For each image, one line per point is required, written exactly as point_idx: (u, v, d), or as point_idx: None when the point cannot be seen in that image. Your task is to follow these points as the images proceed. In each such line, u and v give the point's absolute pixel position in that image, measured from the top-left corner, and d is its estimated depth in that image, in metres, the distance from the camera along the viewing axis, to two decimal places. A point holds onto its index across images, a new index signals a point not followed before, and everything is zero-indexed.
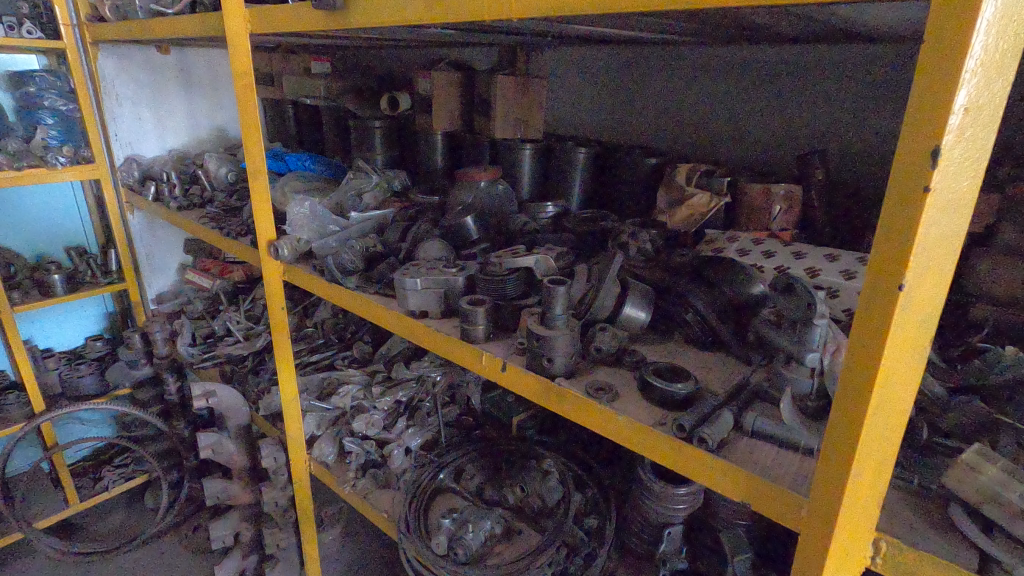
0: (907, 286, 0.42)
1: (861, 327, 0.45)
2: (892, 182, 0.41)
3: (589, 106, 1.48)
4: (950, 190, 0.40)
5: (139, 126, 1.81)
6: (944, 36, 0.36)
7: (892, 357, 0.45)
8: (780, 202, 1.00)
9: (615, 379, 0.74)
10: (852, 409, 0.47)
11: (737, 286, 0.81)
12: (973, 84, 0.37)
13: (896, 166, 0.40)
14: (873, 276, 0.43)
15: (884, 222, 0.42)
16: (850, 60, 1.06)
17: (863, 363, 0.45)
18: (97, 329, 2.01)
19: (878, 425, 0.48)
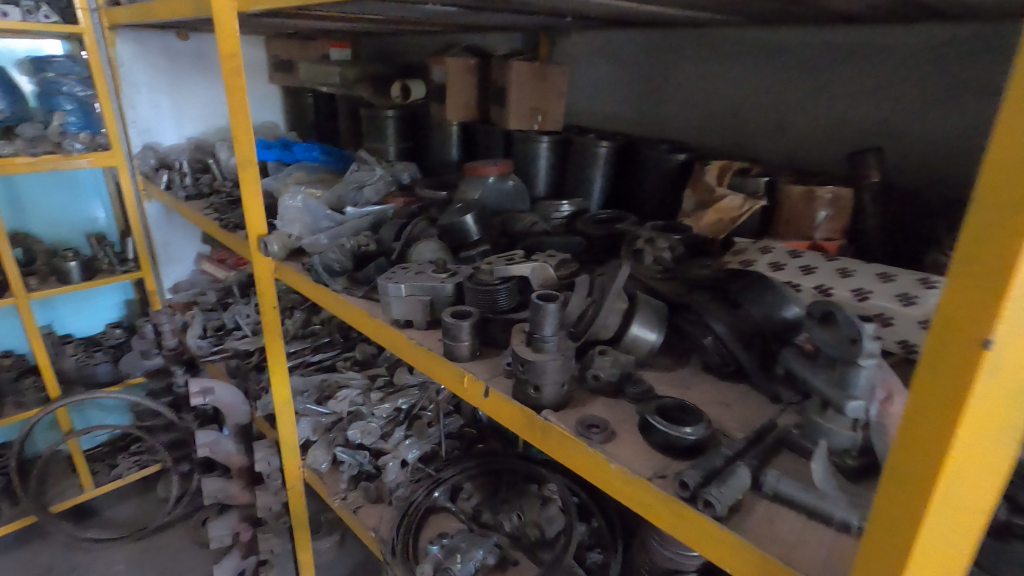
0: (999, 345, 0.30)
1: (924, 392, 0.33)
2: (982, 196, 0.29)
3: (615, 96, 1.35)
4: None
5: (157, 114, 1.80)
6: None
7: (971, 437, 0.32)
8: (824, 207, 0.86)
9: (613, 414, 0.63)
10: (907, 498, 0.35)
11: (767, 307, 0.68)
12: None
13: (986, 173, 0.29)
14: (946, 323, 0.31)
15: (965, 251, 0.30)
16: (917, 43, 0.90)
17: (924, 440, 0.33)
18: (116, 316, 2.01)
19: (948, 521, 0.35)
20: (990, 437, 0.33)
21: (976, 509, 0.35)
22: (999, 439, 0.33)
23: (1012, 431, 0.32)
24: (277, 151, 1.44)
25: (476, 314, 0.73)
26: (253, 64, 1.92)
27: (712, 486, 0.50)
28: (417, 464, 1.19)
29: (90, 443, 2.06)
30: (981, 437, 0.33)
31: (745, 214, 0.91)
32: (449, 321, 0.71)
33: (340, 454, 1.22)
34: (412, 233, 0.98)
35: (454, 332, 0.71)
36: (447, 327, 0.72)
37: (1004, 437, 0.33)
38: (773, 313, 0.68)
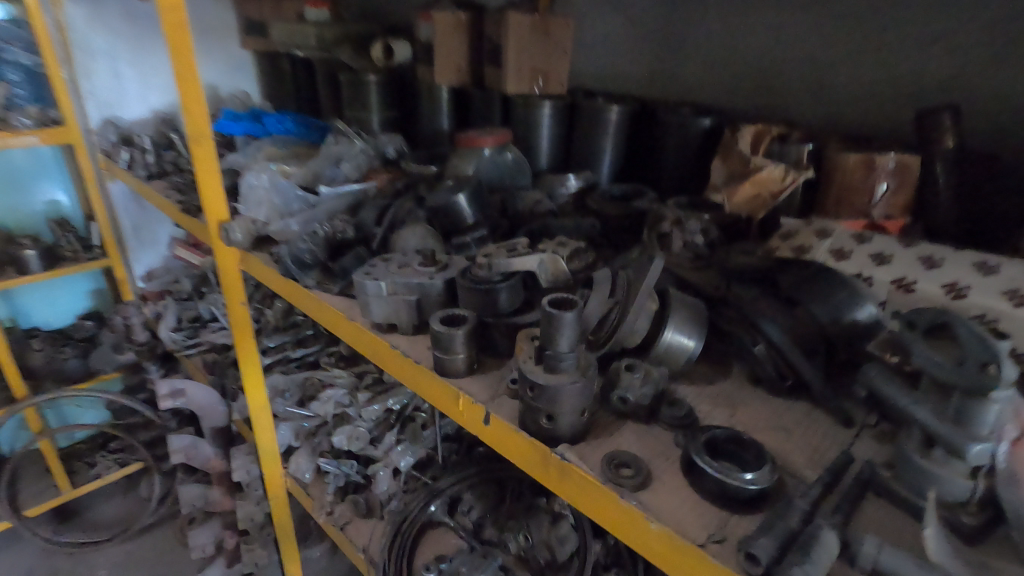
0: None
1: None
2: None
3: (628, 54, 1.18)
4: None
5: (118, 84, 1.64)
6: None
7: None
8: (886, 179, 0.72)
9: (648, 449, 0.50)
10: None
11: (833, 308, 0.55)
12: None
13: None
14: None
15: None
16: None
17: None
18: (86, 306, 1.86)
19: None
20: None
21: None
22: None
23: None
24: (247, 124, 1.27)
25: (475, 318, 0.59)
26: (222, 27, 1.72)
27: (793, 563, 0.37)
28: (412, 472, 1.07)
29: (67, 440, 1.94)
30: None
31: (787, 188, 0.77)
32: (441, 329, 0.58)
33: (324, 465, 1.09)
34: (397, 216, 0.84)
35: (445, 341, 0.58)
36: (436, 335, 0.58)
37: None
38: (842, 314, 0.55)
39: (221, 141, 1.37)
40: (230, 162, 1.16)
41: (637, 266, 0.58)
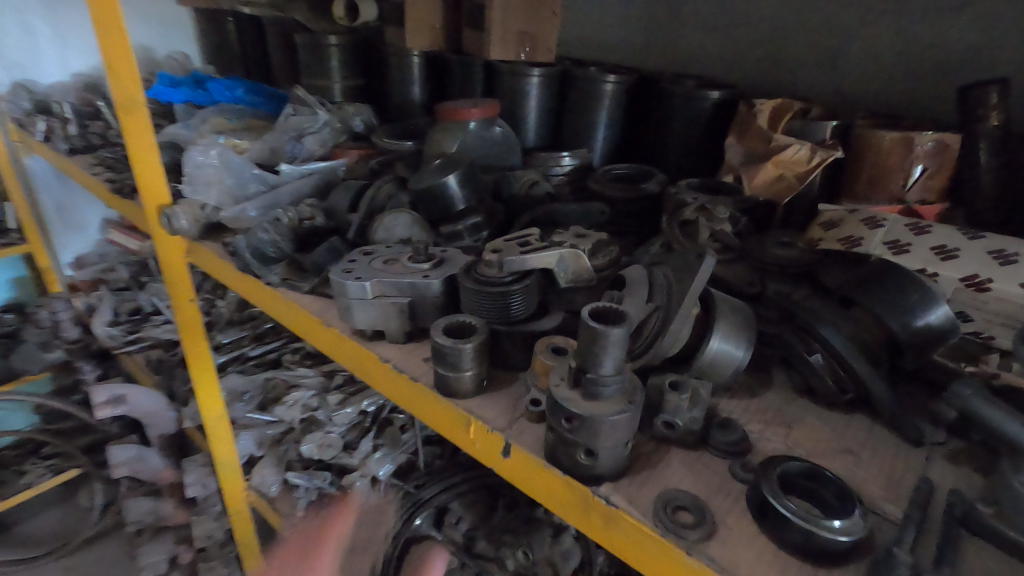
0: None
1: None
2: None
3: (618, 19, 1.09)
4: None
5: (30, 44, 1.42)
6: None
7: None
8: (922, 160, 0.66)
9: (704, 484, 0.43)
10: None
11: (903, 312, 0.47)
12: None
13: None
14: None
15: None
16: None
17: None
18: (6, 297, 1.64)
19: None
20: None
21: None
22: None
23: None
24: (186, 90, 1.10)
25: (484, 330, 0.49)
26: None
27: None
28: (393, 480, 0.95)
29: None
30: None
31: (814, 170, 0.70)
32: (447, 343, 0.47)
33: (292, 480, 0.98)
34: (375, 201, 0.72)
35: (450, 357, 0.48)
36: (438, 349, 0.48)
37: None
38: (911, 319, 0.47)
39: (157, 111, 1.19)
40: (170, 134, 1.00)
41: (680, 264, 0.49)
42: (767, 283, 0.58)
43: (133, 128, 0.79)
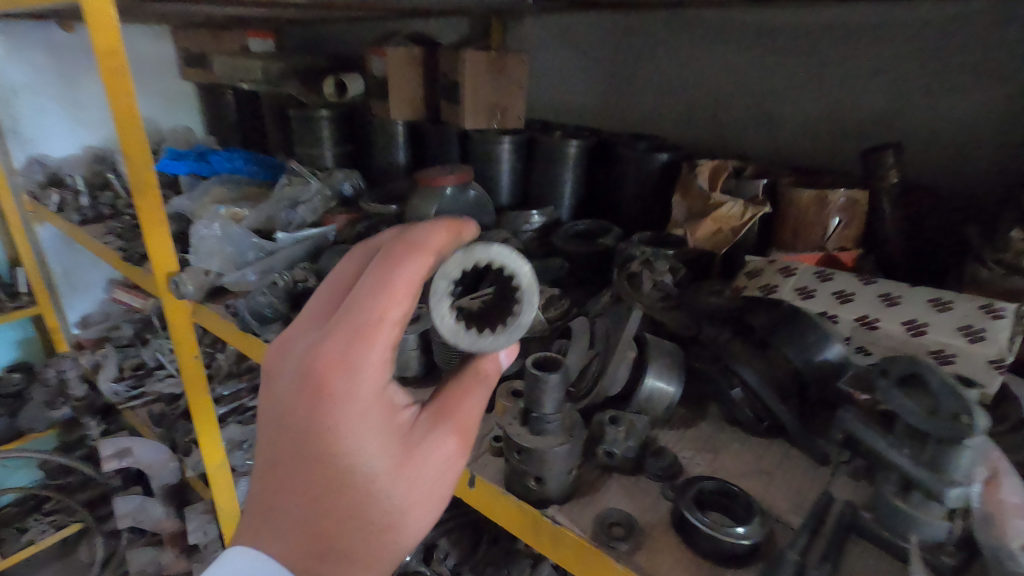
0: None
1: None
2: None
3: (581, 87, 1.20)
4: None
5: (42, 120, 1.48)
6: None
7: None
8: (838, 213, 0.75)
9: (638, 503, 0.50)
10: None
11: (805, 350, 0.56)
12: None
13: None
14: None
15: None
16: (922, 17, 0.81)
17: None
18: (13, 359, 1.68)
19: None
20: None
21: None
22: None
23: None
24: (190, 162, 1.19)
25: (527, 322, 0.41)
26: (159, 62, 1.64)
27: None
28: None
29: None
30: None
31: (747, 224, 0.79)
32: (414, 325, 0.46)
33: None
34: None
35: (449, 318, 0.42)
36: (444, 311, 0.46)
37: None
38: (812, 356, 0.56)
39: (164, 181, 1.30)
40: (176, 206, 1.11)
41: (614, 314, 0.58)
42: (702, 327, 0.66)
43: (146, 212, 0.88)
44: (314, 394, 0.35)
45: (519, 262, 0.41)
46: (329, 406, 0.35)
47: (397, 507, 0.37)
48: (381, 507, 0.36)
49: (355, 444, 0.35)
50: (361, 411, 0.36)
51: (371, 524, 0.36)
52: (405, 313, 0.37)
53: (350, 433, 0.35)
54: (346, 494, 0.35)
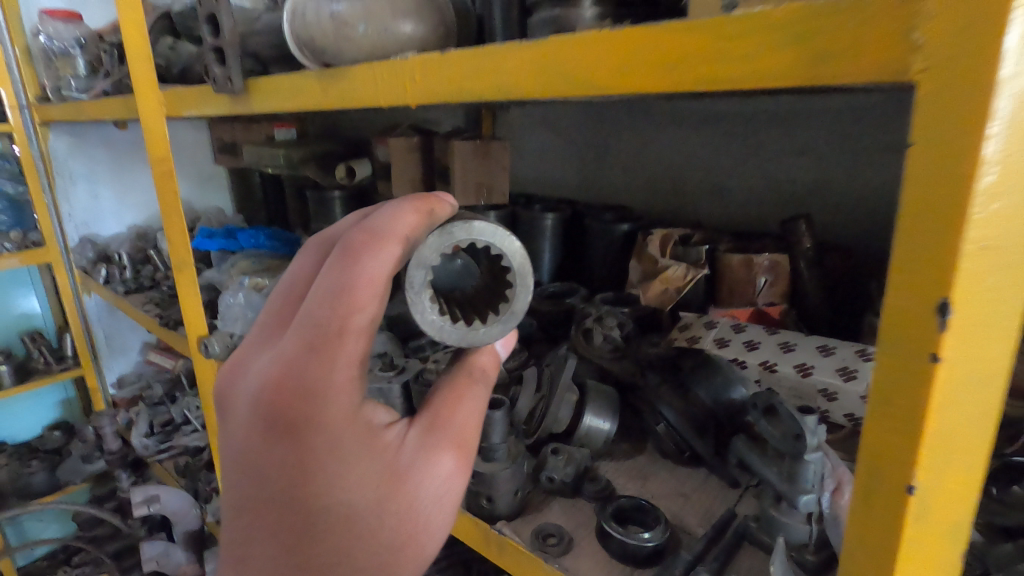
0: (949, 358, 0.26)
1: (883, 403, 0.29)
2: (909, 208, 0.26)
3: (557, 166, 1.29)
4: (999, 238, 0.25)
5: (95, 205, 1.68)
6: (951, 87, 0.24)
7: (939, 455, 0.28)
8: (764, 274, 0.83)
9: (572, 521, 0.61)
10: (884, 512, 0.30)
11: (714, 391, 0.67)
12: (999, 147, 0.24)
13: (908, 191, 0.26)
14: (891, 336, 0.28)
15: (897, 270, 0.27)
16: (841, 109, 0.90)
17: (893, 454, 0.29)
18: (55, 417, 1.84)
19: (922, 536, 0.30)
20: (951, 458, 0.29)
21: (938, 529, 0.30)
22: (959, 459, 0.29)
23: (967, 456, 0.30)
24: (220, 240, 1.38)
25: (522, 308, 0.44)
26: (198, 149, 1.86)
27: None
28: None
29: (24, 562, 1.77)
30: (944, 452, 0.28)
31: (688, 284, 0.85)
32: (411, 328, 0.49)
33: None
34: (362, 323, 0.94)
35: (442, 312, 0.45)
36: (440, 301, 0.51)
37: (965, 460, 0.30)
38: (720, 395, 0.67)
39: (197, 255, 1.48)
40: (207, 278, 1.30)
41: (556, 363, 0.72)
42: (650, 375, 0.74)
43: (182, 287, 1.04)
44: (290, 413, 0.38)
45: (509, 242, 0.44)
46: (300, 428, 0.38)
47: (386, 506, 0.40)
48: (370, 507, 0.40)
49: (333, 453, 0.39)
50: (335, 421, 0.39)
51: (362, 524, 0.39)
52: (369, 318, 0.39)
53: (326, 444, 0.39)
54: (333, 498, 0.39)
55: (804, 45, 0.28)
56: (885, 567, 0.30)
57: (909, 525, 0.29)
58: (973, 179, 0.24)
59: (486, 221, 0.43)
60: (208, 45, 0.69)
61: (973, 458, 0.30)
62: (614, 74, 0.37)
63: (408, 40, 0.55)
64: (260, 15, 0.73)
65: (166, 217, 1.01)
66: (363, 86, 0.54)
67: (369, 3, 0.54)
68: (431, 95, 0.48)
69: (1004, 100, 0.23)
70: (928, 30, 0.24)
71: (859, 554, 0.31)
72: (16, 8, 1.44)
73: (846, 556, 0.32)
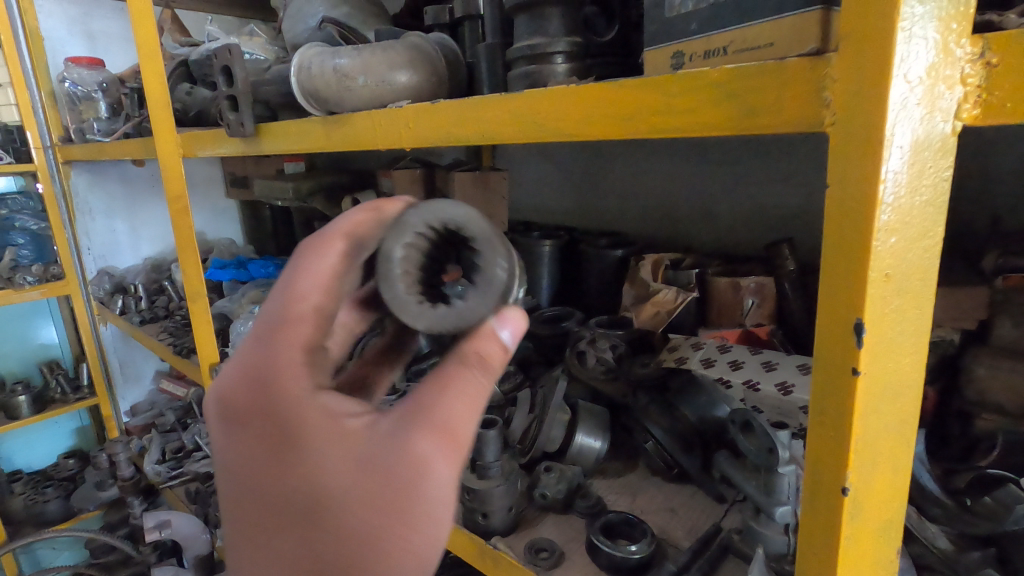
0: (866, 370, 0.30)
1: (819, 412, 0.32)
2: (827, 241, 0.30)
3: (553, 192, 1.34)
4: (900, 269, 0.30)
5: (112, 239, 1.75)
6: (850, 141, 0.28)
7: (865, 461, 0.32)
8: (750, 296, 0.83)
9: (565, 535, 0.65)
10: (824, 512, 0.33)
11: (698, 409, 0.70)
12: (893, 193, 0.28)
13: (826, 226, 0.30)
14: (820, 354, 0.32)
15: (823, 296, 0.31)
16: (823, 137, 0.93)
17: (830, 460, 0.32)
18: (70, 445, 1.88)
19: (857, 536, 0.33)
20: (879, 464, 0.33)
21: (871, 528, 0.34)
22: (885, 465, 0.33)
23: (892, 461, 0.34)
24: (232, 270, 1.45)
25: (495, 279, 0.36)
26: (210, 182, 1.93)
27: None
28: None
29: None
30: (871, 458, 0.32)
31: (679, 305, 0.84)
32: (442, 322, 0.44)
33: None
34: None
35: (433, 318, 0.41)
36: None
37: (889, 466, 0.33)
38: (704, 413, 0.70)
39: (210, 286, 1.54)
40: (219, 307, 1.35)
41: (548, 385, 0.76)
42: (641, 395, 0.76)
43: (195, 318, 1.08)
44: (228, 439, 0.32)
45: (455, 216, 0.35)
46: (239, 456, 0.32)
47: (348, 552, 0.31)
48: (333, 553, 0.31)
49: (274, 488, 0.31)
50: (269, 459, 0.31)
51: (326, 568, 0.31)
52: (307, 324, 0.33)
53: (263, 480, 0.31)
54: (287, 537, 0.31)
55: (734, 103, 0.33)
56: (826, 564, 0.34)
57: (847, 526, 0.33)
58: (872, 218, 0.28)
59: (431, 201, 0.35)
60: (222, 94, 0.75)
61: (900, 463, 0.34)
62: (582, 122, 0.41)
63: (403, 89, 0.60)
64: (271, 67, 0.80)
65: (182, 252, 1.06)
66: (364, 129, 0.59)
67: (368, 58, 0.60)
68: (423, 138, 0.53)
69: (892, 153, 0.27)
70: (833, 90, 0.28)
71: (809, 555, 0.35)
72: (45, 56, 1.54)
73: (800, 557, 0.35)
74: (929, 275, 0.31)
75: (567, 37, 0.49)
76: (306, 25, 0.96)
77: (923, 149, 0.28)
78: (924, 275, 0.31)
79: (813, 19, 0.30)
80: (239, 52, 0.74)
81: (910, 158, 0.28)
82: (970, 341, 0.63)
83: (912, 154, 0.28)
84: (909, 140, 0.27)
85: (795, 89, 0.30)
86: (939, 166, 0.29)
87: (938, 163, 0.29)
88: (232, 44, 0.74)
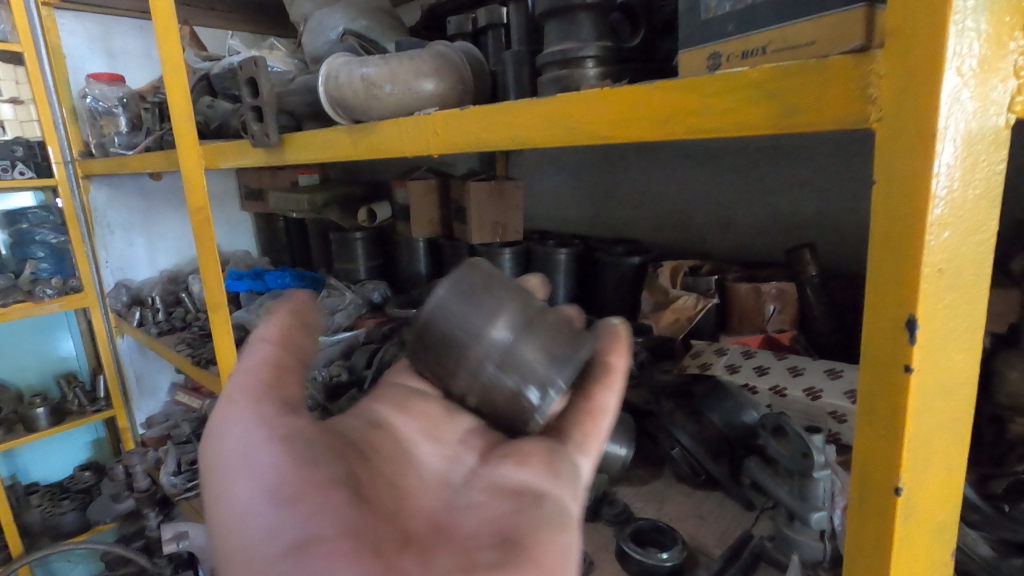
0: (919, 366, 0.30)
1: (869, 414, 0.32)
2: (875, 239, 0.30)
3: (568, 202, 1.34)
4: (953, 265, 0.29)
5: (130, 252, 1.77)
6: (901, 136, 0.28)
7: (919, 459, 0.32)
8: (772, 301, 0.81)
9: (594, 543, 0.66)
10: (875, 516, 0.33)
11: (724, 414, 0.69)
12: (946, 186, 0.28)
13: (874, 225, 0.30)
14: (871, 352, 0.31)
15: (872, 292, 0.31)
16: (841, 142, 0.93)
17: (882, 461, 0.32)
18: (86, 457, 1.89)
19: (911, 537, 0.33)
20: (934, 466, 0.33)
21: (925, 531, 0.34)
22: (940, 468, 0.33)
23: (946, 461, 0.33)
24: (249, 282, 1.47)
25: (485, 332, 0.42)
26: (226, 194, 1.95)
27: None
28: None
29: None
30: (927, 458, 0.32)
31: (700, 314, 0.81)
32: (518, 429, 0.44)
33: None
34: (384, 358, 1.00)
35: (420, 362, 0.44)
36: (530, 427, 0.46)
37: (945, 468, 0.33)
38: (732, 419, 0.68)
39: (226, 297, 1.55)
40: (238, 318, 1.35)
41: None
42: (665, 400, 0.74)
43: (217, 329, 1.08)
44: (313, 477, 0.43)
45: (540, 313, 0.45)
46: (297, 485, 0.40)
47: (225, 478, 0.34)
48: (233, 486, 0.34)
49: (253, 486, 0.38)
50: None
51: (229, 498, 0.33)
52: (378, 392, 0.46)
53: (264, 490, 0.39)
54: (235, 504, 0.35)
55: (775, 102, 0.33)
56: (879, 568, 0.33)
57: (900, 531, 0.32)
58: (926, 211, 0.28)
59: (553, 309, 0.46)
60: (247, 105, 0.76)
61: (956, 467, 0.34)
62: (623, 125, 0.41)
63: (430, 96, 0.61)
64: (295, 78, 0.81)
65: (203, 264, 1.07)
66: (390, 136, 0.59)
67: (395, 67, 0.60)
68: (453, 145, 0.54)
69: (946, 147, 0.27)
70: (879, 86, 0.28)
71: (860, 560, 0.34)
72: (66, 74, 1.57)
73: (849, 561, 0.35)
74: (981, 272, 0.31)
75: (598, 42, 0.49)
76: (326, 37, 0.98)
77: (975, 142, 0.28)
78: (976, 270, 0.30)
79: (857, 17, 0.31)
80: (265, 64, 0.75)
81: (963, 153, 0.28)
82: (1002, 345, 0.61)
83: (965, 147, 0.28)
84: (962, 133, 0.27)
85: (842, 82, 0.30)
86: (990, 161, 0.29)
87: (989, 160, 0.29)
88: (257, 56, 0.75)
